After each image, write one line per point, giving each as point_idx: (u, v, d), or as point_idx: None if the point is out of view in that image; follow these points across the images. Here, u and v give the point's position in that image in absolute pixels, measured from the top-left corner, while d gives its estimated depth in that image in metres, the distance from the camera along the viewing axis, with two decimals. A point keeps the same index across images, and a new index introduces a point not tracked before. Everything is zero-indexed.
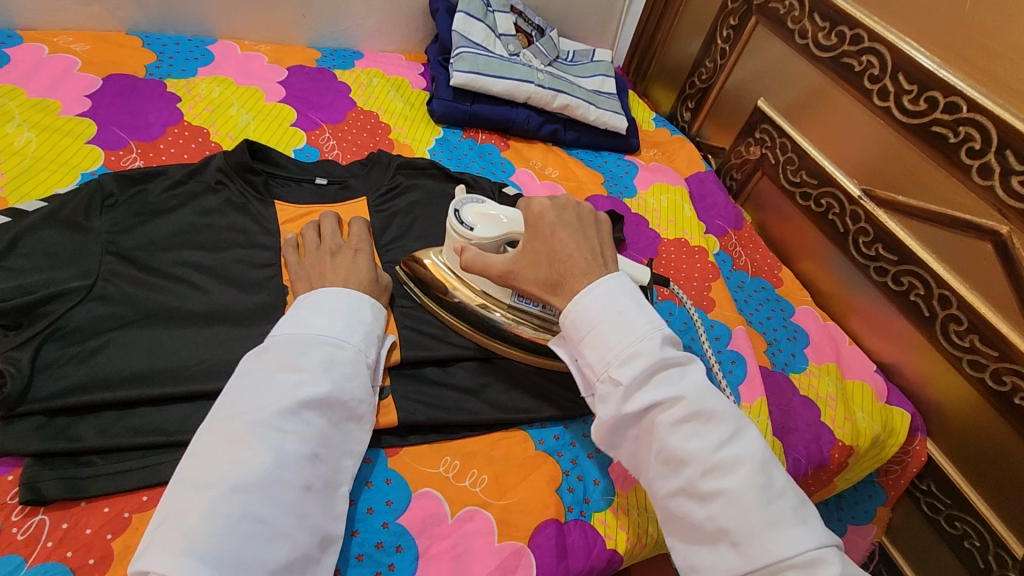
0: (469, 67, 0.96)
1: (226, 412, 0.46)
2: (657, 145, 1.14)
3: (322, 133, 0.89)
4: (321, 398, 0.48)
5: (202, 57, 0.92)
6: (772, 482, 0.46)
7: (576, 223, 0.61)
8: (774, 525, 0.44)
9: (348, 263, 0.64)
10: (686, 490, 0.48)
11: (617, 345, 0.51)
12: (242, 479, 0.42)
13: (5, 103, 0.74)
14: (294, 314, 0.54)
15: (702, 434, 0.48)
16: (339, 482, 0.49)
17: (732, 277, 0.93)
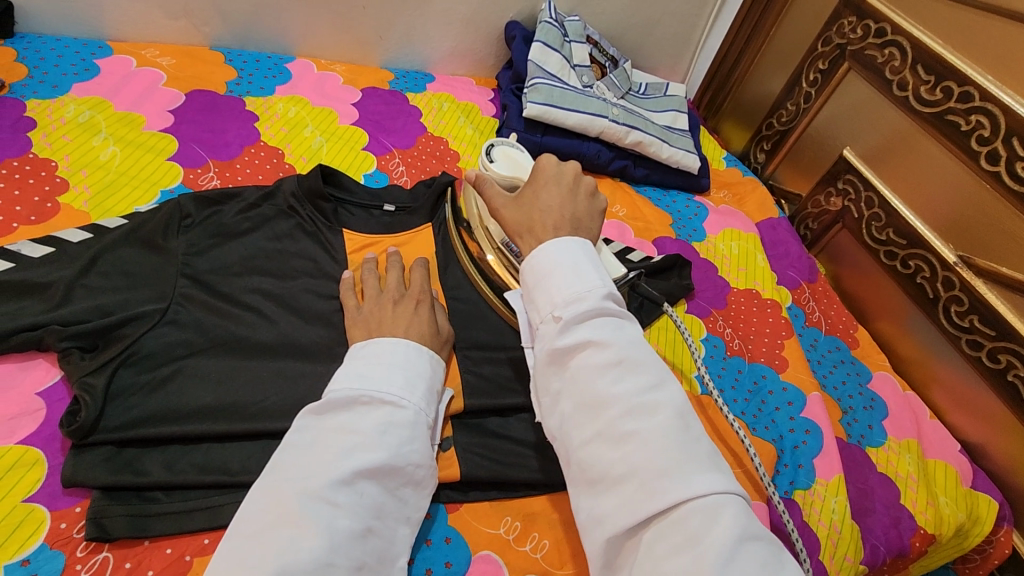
0: (543, 99, 0.94)
1: (278, 480, 0.45)
2: (727, 185, 1.10)
3: (392, 158, 0.88)
4: (376, 468, 0.46)
5: (280, 75, 0.93)
6: (691, 428, 0.41)
7: (570, 183, 0.58)
8: (685, 467, 0.39)
9: (410, 314, 0.61)
10: (602, 435, 0.42)
11: (563, 286, 0.48)
12: (290, 561, 0.39)
13: (92, 115, 0.75)
14: (350, 367, 0.52)
15: (629, 378, 0.43)
16: (394, 553, 0.47)
17: (804, 334, 0.88)
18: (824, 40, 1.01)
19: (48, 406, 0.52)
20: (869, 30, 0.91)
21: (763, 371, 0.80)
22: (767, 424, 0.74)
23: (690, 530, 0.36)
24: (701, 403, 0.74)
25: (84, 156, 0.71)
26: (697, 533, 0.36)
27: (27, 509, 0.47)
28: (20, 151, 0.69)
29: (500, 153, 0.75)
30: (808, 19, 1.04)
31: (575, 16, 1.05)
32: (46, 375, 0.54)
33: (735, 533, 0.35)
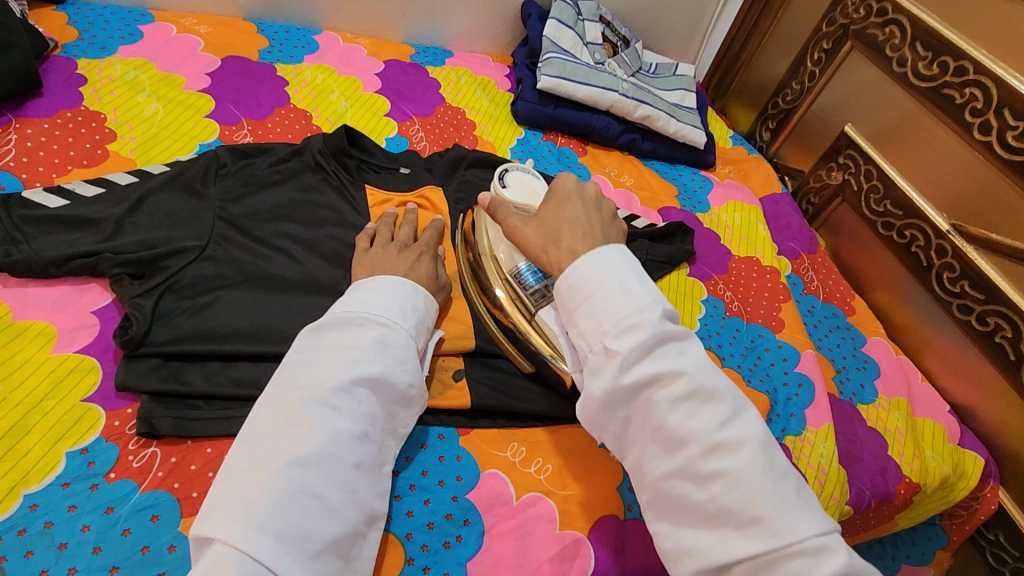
0: (556, 72, 0.99)
1: (283, 388, 0.48)
2: (733, 162, 1.13)
3: (412, 124, 0.93)
4: (372, 378, 0.49)
5: (309, 46, 0.98)
6: (771, 461, 0.44)
7: (592, 202, 0.60)
8: (782, 508, 0.42)
9: (411, 261, 0.65)
10: (684, 472, 0.44)
11: (619, 312, 0.48)
12: (298, 455, 0.44)
13: (137, 75, 0.81)
14: (350, 294, 0.55)
15: (702, 413, 0.45)
16: (387, 461, 0.51)
17: (802, 300, 0.92)
18: (828, 20, 1.04)
19: (101, 323, 0.58)
20: (872, 10, 0.95)
21: (760, 331, 0.84)
22: (762, 377, 0.78)
23: (794, 570, 0.40)
24: None
25: (130, 111, 0.77)
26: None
27: (85, 409, 0.52)
28: (73, 104, 0.74)
29: (514, 178, 0.72)
30: (814, 1, 1.07)
31: None
32: (100, 298, 0.60)
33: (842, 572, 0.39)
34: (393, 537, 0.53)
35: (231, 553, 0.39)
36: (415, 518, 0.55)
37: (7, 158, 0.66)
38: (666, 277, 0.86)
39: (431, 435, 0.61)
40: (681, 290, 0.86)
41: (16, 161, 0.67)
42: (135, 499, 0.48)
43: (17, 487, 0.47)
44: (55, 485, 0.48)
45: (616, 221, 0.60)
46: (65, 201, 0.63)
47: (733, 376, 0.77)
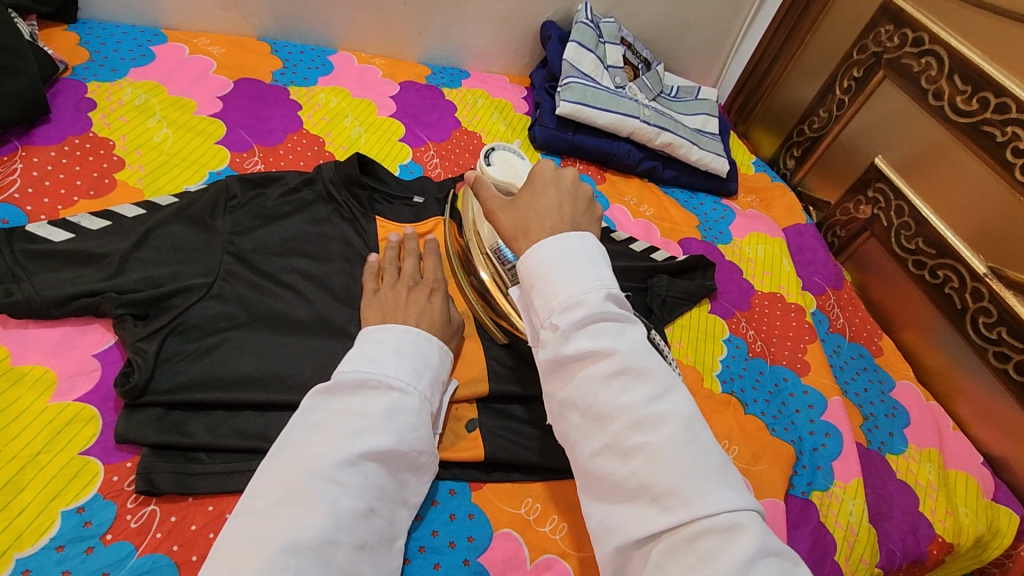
0: (576, 98, 0.96)
1: (287, 458, 0.45)
2: (755, 190, 1.10)
3: (427, 150, 0.90)
4: (382, 451, 0.47)
5: (323, 67, 0.96)
6: (699, 441, 0.41)
7: (570, 190, 0.57)
8: (698, 483, 0.39)
9: (422, 301, 0.62)
10: (610, 447, 0.42)
11: (563, 290, 0.46)
12: (298, 538, 0.41)
13: (148, 99, 0.79)
14: (360, 350, 0.52)
15: (631, 390, 0.43)
16: (393, 535, 0.49)
17: (828, 340, 0.89)
18: (860, 47, 1.01)
19: (102, 367, 0.56)
20: (907, 39, 0.91)
21: (784, 374, 0.81)
22: (787, 426, 0.75)
23: (705, 551, 0.37)
24: (722, 401, 0.75)
25: (140, 137, 0.75)
26: (710, 555, 0.36)
27: (82, 462, 0.50)
28: (81, 130, 0.72)
29: (499, 157, 0.78)
30: (844, 27, 1.04)
31: (611, 18, 1.07)
32: (102, 339, 0.58)
33: (752, 553, 0.36)
34: None
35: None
36: None
37: (12, 189, 0.65)
38: (685, 315, 0.84)
39: (442, 490, 0.58)
40: (702, 329, 0.83)
41: (21, 192, 0.65)
42: (133, 563, 0.46)
43: (8, 551, 0.44)
44: (49, 548, 0.45)
45: (592, 213, 0.57)
46: (70, 235, 0.61)
47: (757, 425, 0.74)
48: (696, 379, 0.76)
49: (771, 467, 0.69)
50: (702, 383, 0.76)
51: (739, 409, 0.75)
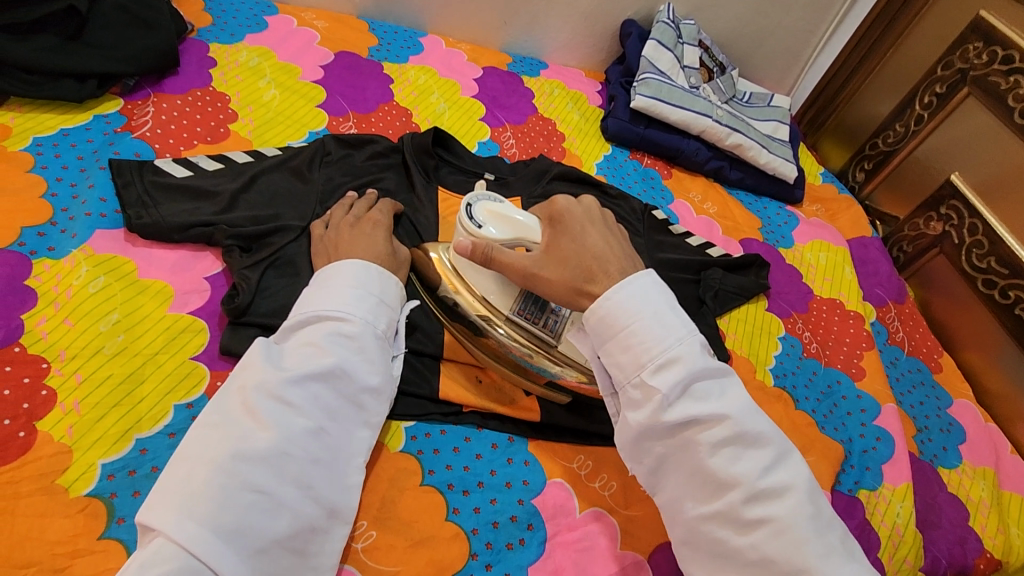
0: (651, 93, 0.99)
1: (238, 381, 0.47)
2: (821, 200, 1.10)
3: (504, 131, 0.95)
4: (327, 371, 0.48)
5: (414, 47, 1.02)
6: (814, 512, 0.45)
7: (600, 219, 0.59)
8: (829, 559, 0.43)
9: (365, 237, 0.63)
10: (725, 516, 0.45)
11: (659, 349, 0.48)
12: (243, 449, 0.43)
13: (260, 62, 0.87)
14: (312, 288, 0.54)
15: (744, 458, 0.46)
16: (351, 452, 0.50)
17: (885, 350, 0.88)
18: (945, 64, 1.00)
19: (211, 289, 0.62)
20: (995, 56, 0.91)
21: (838, 377, 0.81)
22: (838, 425, 0.75)
23: None
24: (774, 394, 0.76)
25: (251, 95, 0.82)
26: None
27: (192, 366, 0.56)
28: (202, 84, 0.80)
29: (484, 211, 0.59)
30: (930, 43, 1.04)
31: (691, 20, 1.10)
32: (212, 265, 0.64)
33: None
34: (460, 530, 0.54)
35: (171, 547, 0.39)
36: (481, 514, 0.55)
37: (144, 129, 0.72)
38: (739, 309, 0.85)
39: (501, 437, 0.61)
40: (757, 324, 0.84)
41: (151, 132, 0.72)
42: None
43: (130, 431, 0.50)
44: (163, 433, 0.51)
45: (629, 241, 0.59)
46: (189, 172, 0.68)
47: (807, 421, 0.75)
48: (749, 370, 0.78)
49: (819, 460, 0.70)
50: (755, 375, 0.78)
51: (790, 404, 0.76)
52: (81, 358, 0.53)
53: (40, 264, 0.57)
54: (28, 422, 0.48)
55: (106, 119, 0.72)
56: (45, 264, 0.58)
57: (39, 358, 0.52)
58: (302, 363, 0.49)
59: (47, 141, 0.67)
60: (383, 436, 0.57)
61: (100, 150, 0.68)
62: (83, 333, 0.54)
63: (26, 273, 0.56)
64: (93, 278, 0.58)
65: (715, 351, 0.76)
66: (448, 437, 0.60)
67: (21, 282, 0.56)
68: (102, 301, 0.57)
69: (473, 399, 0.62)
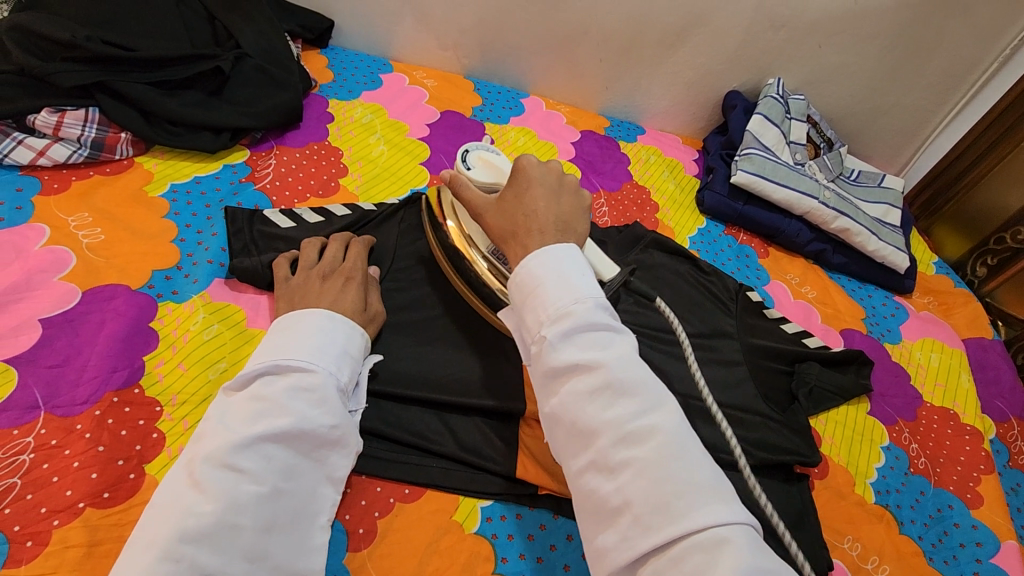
0: (754, 169, 0.96)
1: (193, 451, 0.45)
2: (933, 292, 1.01)
3: (598, 198, 0.95)
4: (281, 428, 0.46)
5: (516, 108, 1.04)
6: (680, 455, 0.40)
7: (554, 183, 0.57)
8: (689, 496, 0.38)
9: (333, 293, 0.61)
10: (594, 463, 0.41)
11: (552, 302, 0.46)
12: (189, 526, 0.40)
13: (373, 119, 0.91)
14: (269, 342, 0.53)
15: (618, 403, 0.42)
16: (314, 511, 0.48)
17: (1006, 475, 0.79)
18: None
19: None
20: None
21: (949, 500, 0.73)
22: (948, 559, 0.68)
23: (691, 567, 0.36)
24: (874, 512, 0.70)
25: (362, 150, 0.86)
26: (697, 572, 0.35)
27: None
28: (320, 139, 0.85)
29: (476, 158, 0.66)
30: None
31: (800, 95, 1.07)
32: None
33: (739, 568, 0.34)
34: None
35: None
36: None
37: (265, 180, 0.77)
38: (835, 410, 0.79)
39: (577, 528, 0.59)
40: (857, 429, 0.78)
41: (271, 183, 0.77)
42: None
43: None
44: None
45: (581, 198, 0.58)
46: (292, 223, 0.72)
47: (912, 548, 0.68)
48: (846, 481, 0.72)
49: None
50: (854, 488, 0.71)
51: (893, 527, 0.69)
52: (190, 404, 0.56)
53: (163, 308, 0.61)
54: (138, 464, 0.51)
55: (233, 169, 0.77)
56: (168, 308, 0.62)
57: (153, 401, 0.55)
58: (255, 423, 0.46)
59: (182, 188, 0.73)
60: (460, 515, 0.57)
61: (225, 198, 0.73)
62: (193, 379, 0.57)
63: (152, 316, 0.60)
64: (208, 325, 0.61)
65: (808, 452, 0.70)
66: (524, 523, 0.58)
67: (146, 324, 0.60)
68: (213, 348, 0.60)
69: (551, 483, 0.58)
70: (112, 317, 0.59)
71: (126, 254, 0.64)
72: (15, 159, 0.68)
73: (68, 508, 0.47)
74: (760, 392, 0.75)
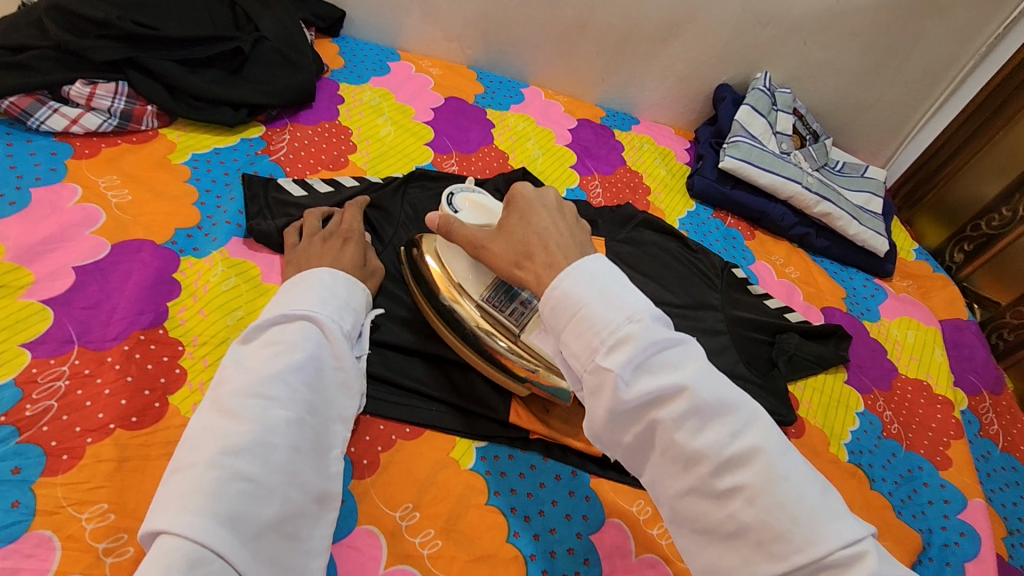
0: (740, 155, 1.01)
1: (219, 391, 0.48)
2: (912, 276, 1.06)
3: (593, 180, 1.00)
4: (299, 364, 0.50)
5: (516, 97, 1.10)
6: (789, 474, 0.39)
7: (556, 208, 0.56)
8: (810, 516, 0.38)
9: (336, 252, 0.66)
10: (696, 489, 0.40)
11: (603, 324, 0.43)
12: (227, 446, 0.43)
13: (380, 102, 0.97)
14: (278, 300, 0.57)
15: (708, 428, 0.40)
16: (332, 442, 0.51)
17: (976, 442, 0.83)
18: None
19: None
20: None
21: (920, 462, 0.77)
22: (917, 513, 0.72)
23: None
24: (847, 469, 0.74)
25: (370, 130, 0.91)
26: None
27: None
28: (330, 118, 0.91)
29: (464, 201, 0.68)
30: None
31: (787, 88, 1.12)
32: None
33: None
34: (519, 554, 0.56)
35: (176, 545, 0.39)
36: (540, 541, 0.57)
37: (279, 153, 0.83)
38: (813, 378, 0.83)
39: (565, 470, 0.63)
40: (833, 396, 0.82)
41: (285, 156, 0.83)
42: None
43: None
44: None
45: (581, 224, 0.56)
46: (304, 192, 0.77)
47: (882, 502, 0.72)
48: (821, 441, 0.76)
49: (894, 546, 0.67)
50: (828, 447, 0.76)
51: (865, 483, 0.73)
52: (210, 344, 0.61)
53: (185, 261, 0.66)
54: (163, 394, 0.56)
55: (250, 142, 0.82)
56: (190, 262, 0.67)
57: (176, 341, 0.60)
58: (274, 360, 0.50)
59: (203, 157, 0.78)
60: (456, 453, 0.61)
61: (243, 168, 0.79)
62: (212, 323, 0.62)
63: (175, 268, 0.65)
64: (226, 278, 0.66)
65: (785, 412, 0.75)
66: (516, 463, 0.62)
67: (170, 274, 0.65)
68: (231, 298, 0.65)
69: (541, 428, 0.63)
70: (139, 267, 0.64)
71: (151, 213, 0.69)
72: (51, 126, 0.73)
73: (100, 428, 0.52)
74: (740, 359, 0.80)
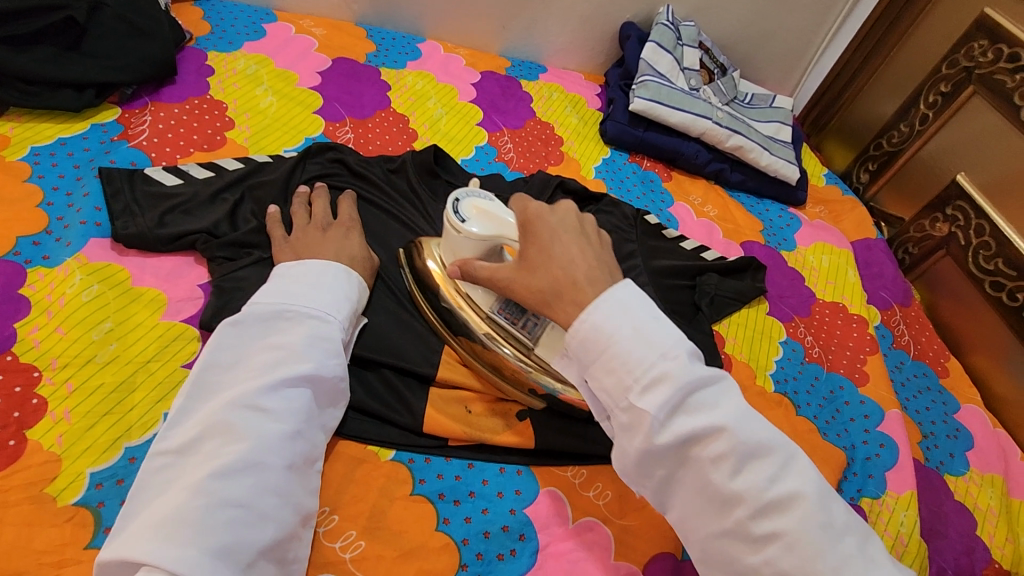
0: (650, 95, 0.98)
1: (215, 398, 0.47)
2: (824, 202, 1.08)
3: (502, 136, 0.95)
4: (302, 375, 0.48)
5: (412, 53, 1.02)
6: (829, 519, 0.38)
7: (577, 230, 0.50)
8: (852, 563, 0.38)
9: (339, 240, 0.63)
10: (734, 532, 0.39)
11: (640, 362, 0.41)
12: (219, 466, 0.42)
13: (258, 70, 0.87)
14: (276, 284, 0.54)
15: (748, 469, 0.39)
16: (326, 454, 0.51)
17: (889, 355, 0.87)
18: (950, 62, 1.01)
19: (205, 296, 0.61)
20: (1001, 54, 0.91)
21: (840, 382, 0.79)
22: (840, 432, 0.74)
23: None
24: (774, 399, 0.75)
25: (248, 102, 0.82)
26: None
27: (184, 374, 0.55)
28: (199, 92, 0.80)
29: (469, 207, 0.58)
30: (936, 40, 1.03)
31: (691, 22, 1.09)
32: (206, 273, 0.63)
33: None
34: (450, 541, 0.53)
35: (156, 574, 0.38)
36: (472, 524, 0.55)
37: (141, 138, 0.73)
38: (736, 313, 0.83)
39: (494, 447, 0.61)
40: (758, 329, 0.83)
41: (147, 141, 0.73)
42: None
43: (120, 439, 0.50)
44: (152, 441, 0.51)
45: (606, 244, 0.51)
46: (179, 180, 0.68)
47: (807, 426, 0.73)
48: (747, 376, 0.77)
49: (821, 467, 0.69)
50: (755, 380, 0.77)
51: (791, 409, 0.75)
52: (74, 366, 0.53)
53: (34, 273, 0.58)
54: (19, 430, 0.49)
55: (103, 128, 0.72)
56: (40, 273, 0.58)
57: (31, 367, 0.52)
58: (273, 370, 0.48)
59: (44, 151, 0.68)
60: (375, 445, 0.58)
61: (97, 158, 0.69)
62: (75, 342, 0.54)
63: (21, 283, 0.57)
64: (87, 286, 0.58)
65: (709, 356, 0.75)
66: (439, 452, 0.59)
67: (15, 291, 0.56)
68: (94, 309, 0.57)
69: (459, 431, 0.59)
70: None
71: None
72: None
73: None
74: (667, 311, 0.78)
